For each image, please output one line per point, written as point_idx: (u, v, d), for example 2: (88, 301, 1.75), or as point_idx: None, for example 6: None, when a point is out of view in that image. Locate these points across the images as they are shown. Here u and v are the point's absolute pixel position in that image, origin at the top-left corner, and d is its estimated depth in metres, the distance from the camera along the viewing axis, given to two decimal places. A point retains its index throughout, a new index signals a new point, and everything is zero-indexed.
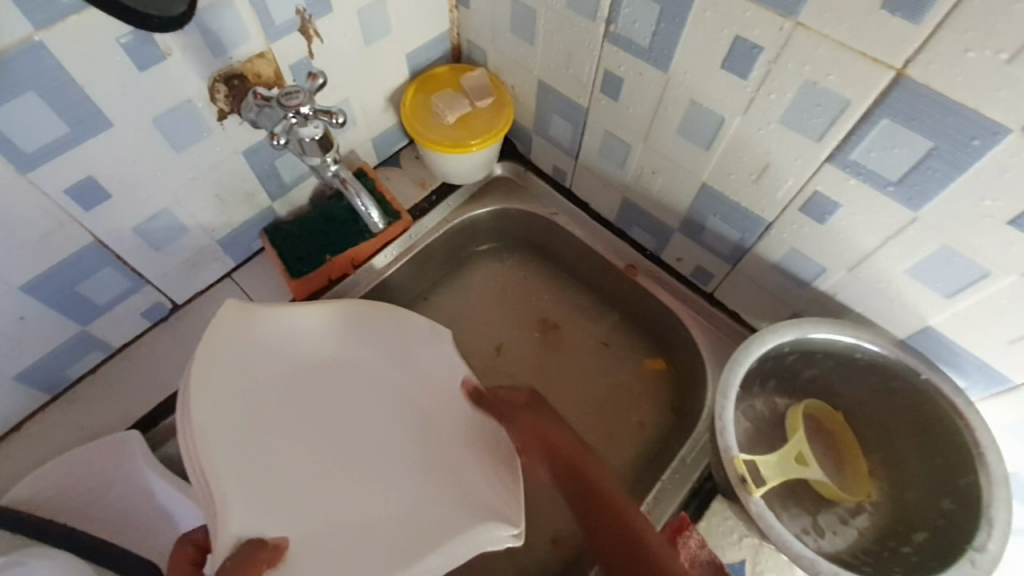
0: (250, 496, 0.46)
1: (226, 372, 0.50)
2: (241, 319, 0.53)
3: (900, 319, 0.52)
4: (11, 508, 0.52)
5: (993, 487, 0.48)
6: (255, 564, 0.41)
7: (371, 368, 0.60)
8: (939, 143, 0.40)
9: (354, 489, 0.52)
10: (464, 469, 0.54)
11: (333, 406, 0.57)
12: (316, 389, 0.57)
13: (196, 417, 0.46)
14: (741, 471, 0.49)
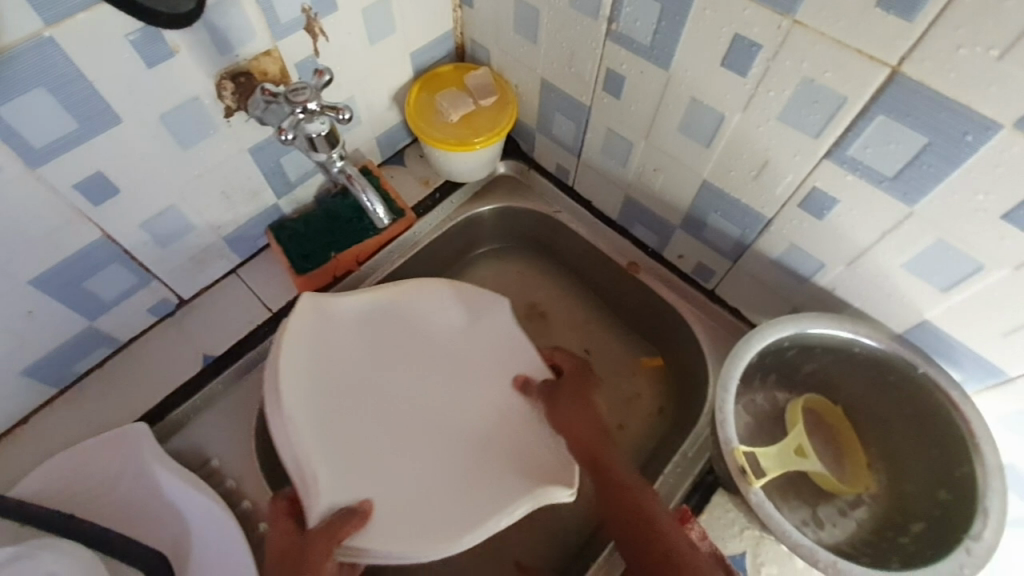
0: (338, 470, 0.56)
1: (302, 367, 0.59)
2: (312, 318, 0.61)
3: (897, 313, 0.53)
4: (18, 501, 0.53)
5: (989, 477, 0.48)
6: (344, 530, 0.51)
7: (435, 334, 0.66)
8: (933, 138, 0.41)
9: (427, 449, 0.59)
10: (518, 437, 0.60)
11: (405, 374, 0.63)
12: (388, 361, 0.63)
13: (285, 412, 0.55)
14: (741, 462, 0.50)
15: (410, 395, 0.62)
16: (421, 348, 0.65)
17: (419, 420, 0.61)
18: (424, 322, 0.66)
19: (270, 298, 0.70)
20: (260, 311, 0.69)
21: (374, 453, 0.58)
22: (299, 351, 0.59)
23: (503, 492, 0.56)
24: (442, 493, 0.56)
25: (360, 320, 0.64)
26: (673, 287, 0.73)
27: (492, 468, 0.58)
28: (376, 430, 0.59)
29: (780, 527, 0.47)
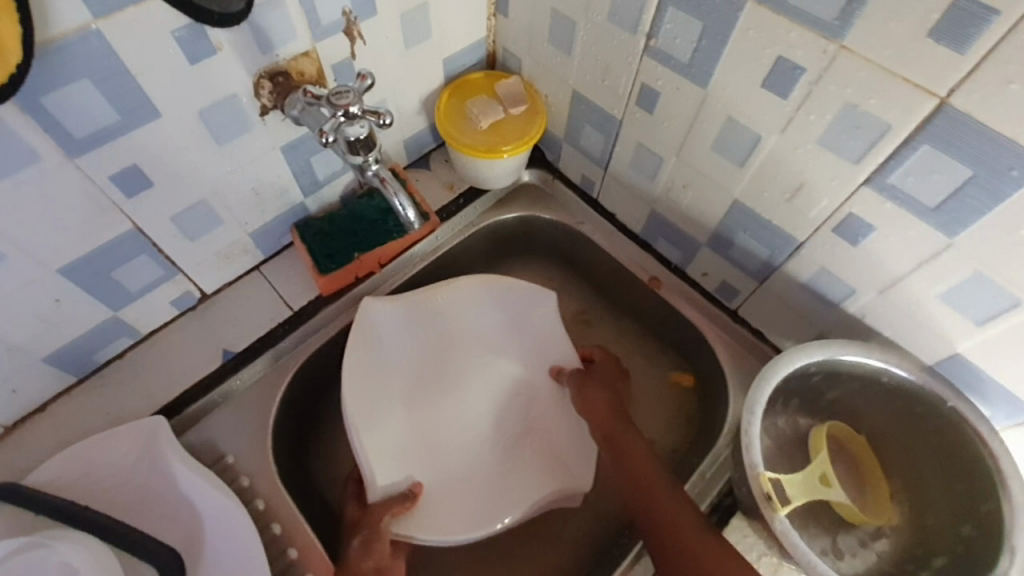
0: (392, 460, 0.63)
1: (360, 368, 0.65)
2: (369, 321, 0.66)
3: (927, 344, 0.52)
4: (35, 489, 0.53)
5: (1014, 515, 0.47)
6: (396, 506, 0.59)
7: (473, 333, 0.71)
8: (978, 170, 0.40)
9: (460, 443, 0.67)
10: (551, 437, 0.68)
11: (441, 370, 0.70)
12: (427, 357, 0.70)
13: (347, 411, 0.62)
14: (766, 488, 0.49)
15: (448, 389, 0.69)
16: (459, 345, 0.71)
17: (454, 413, 0.68)
18: (465, 322, 0.71)
19: (292, 296, 0.70)
20: (281, 308, 0.69)
21: (417, 445, 0.65)
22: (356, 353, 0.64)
23: (528, 487, 0.64)
24: (475, 485, 0.64)
25: (409, 317, 0.68)
26: (695, 304, 0.72)
27: (516, 461, 0.66)
28: (414, 423, 0.67)
29: (804, 554, 0.46)
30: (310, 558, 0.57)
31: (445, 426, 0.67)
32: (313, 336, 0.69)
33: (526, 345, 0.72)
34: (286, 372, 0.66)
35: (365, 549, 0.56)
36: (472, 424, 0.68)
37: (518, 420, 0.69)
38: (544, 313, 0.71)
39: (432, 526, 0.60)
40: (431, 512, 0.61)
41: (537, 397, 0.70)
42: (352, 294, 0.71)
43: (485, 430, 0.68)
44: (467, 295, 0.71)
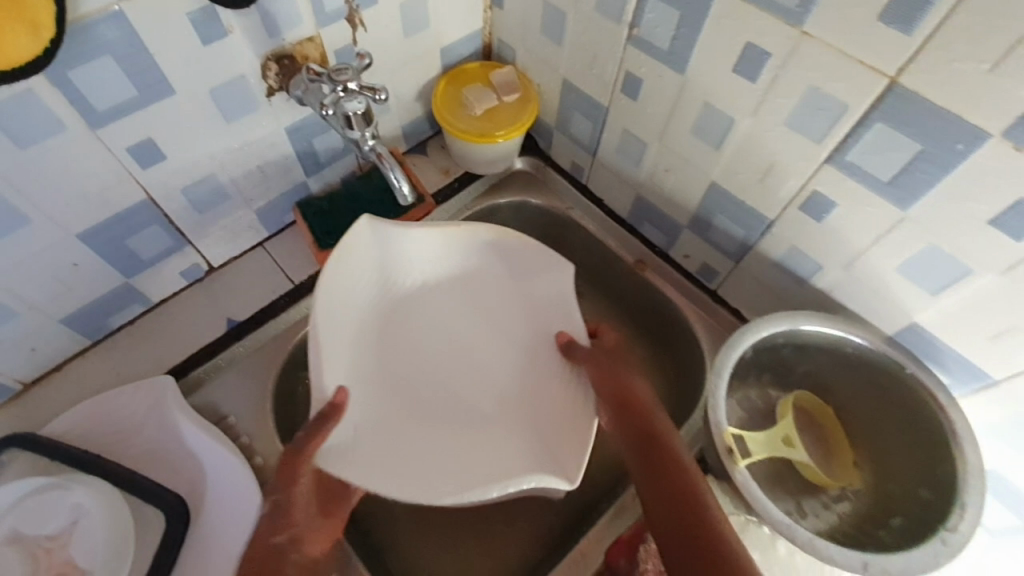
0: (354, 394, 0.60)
1: (341, 284, 0.60)
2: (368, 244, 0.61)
3: (887, 316, 0.55)
4: (52, 439, 0.58)
5: (967, 475, 0.50)
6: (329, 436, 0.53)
7: (438, 300, 0.70)
8: (927, 146, 0.44)
9: (423, 415, 0.65)
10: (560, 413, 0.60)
11: (404, 335, 0.68)
12: (389, 318, 0.67)
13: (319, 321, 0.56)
14: (729, 442, 0.52)
15: (412, 357, 0.68)
16: (427, 306, 0.69)
17: (415, 374, 0.67)
18: (434, 285, 0.69)
19: (294, 270, 0.74)
20: (284, 281, 0.73)
21: (382, 391, 0.64)
22: (341, 266, 0.60)
23: (509, 463, 0.58)
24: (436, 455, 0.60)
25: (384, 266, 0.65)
26: (677, 285, 0.76)
27: (488, 435, 0.63)
28: (380, 370, 0.65)
29: (765, 506, 0.49)
30: None
31: (410, 382, 0.66)
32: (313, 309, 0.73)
33: (516, 318, 0.68)
34: (286, 342, 0.70)
35: (274, 518, 0.51)
36: (433, 398, 0.66)
37: (494, 391, 0.67)
38: (547, 277, 0.66)
39: (381, 482, 0.54)
40: (381, 469, 0.56)
41: (526, 379, 0.66)
42: None
43: (447, 401, 0.66)
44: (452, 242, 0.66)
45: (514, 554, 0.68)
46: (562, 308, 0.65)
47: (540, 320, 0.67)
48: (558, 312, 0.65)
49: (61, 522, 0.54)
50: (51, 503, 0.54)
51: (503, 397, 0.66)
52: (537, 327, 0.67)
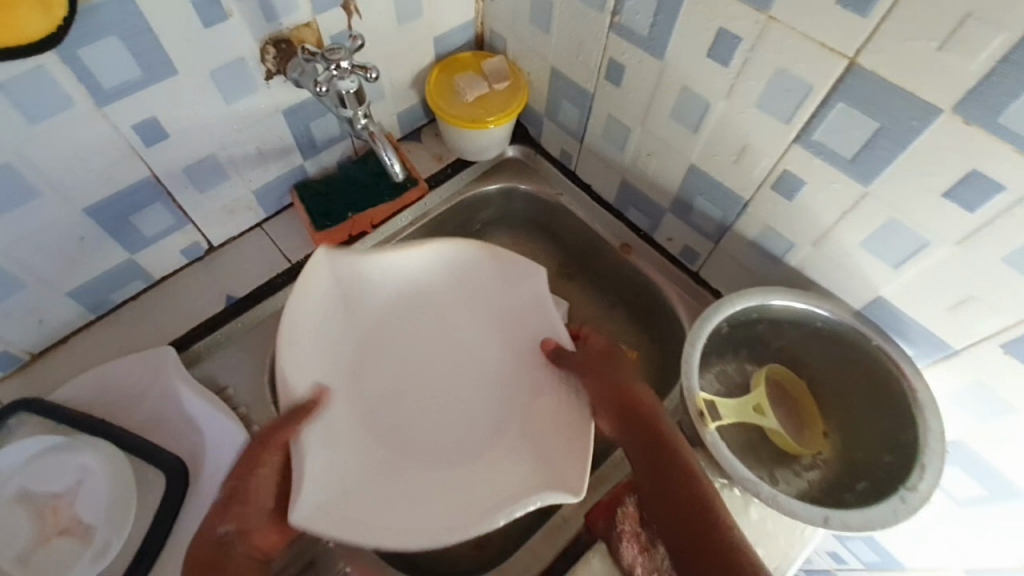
0: (340, 436, 0.60)
1: (310, 319, 0.62)
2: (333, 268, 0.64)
3: (855, 291, 0.58)
4: (60, 405, 0.61)
5: (928, 439, 0.53)
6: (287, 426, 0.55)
7: (410, 329, 0.69)
8: (884, 123, 0.46)
9: (418, 451, 0.63)
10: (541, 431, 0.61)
11: (378, 368, 0.67)
12: (360, 354, 0.66)
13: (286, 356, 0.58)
14: (700, 406, 0.55)
15: (407, 394, 0.67)
16: (413, 329, 0.69)
17: (405, 405, 0.66)
18: (405, 311, 0.69)
19: (291, 250, 0.76)
20: (281, 261, 0.76)
21: (372, 428, 0.63)
22: (307, 299, 0.61)
23: (511, 489, 0.56)
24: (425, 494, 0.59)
25: (358, 292, 0.66)
26: (661, 268, 0.78)
27: (479, 458, 0.62)
28: (369, 409, 0.64)
29: (733, 465, 0.52)
30: None
31: (402, 415, 0.65)
32: None
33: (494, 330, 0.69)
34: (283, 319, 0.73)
35: (226, 506, 0.52)
36: (418, 426, 0.65)
37: (481, 419, 0.65)
38: (524, 287, 0.68)
39: (368, 537, 0.52)
40: (367, 521, 0.54)
41: (514, 406, 0.65)
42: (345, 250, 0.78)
43: (430, 436, 0.64)
44: (417, 260, 0.67)
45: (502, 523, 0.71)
46: (541, 322, 0.67)
47: (518, 333, 0.68)
48: (537, 326, 0.67)
49: (66, 481, 0.56)
50: (58, 462, 0.57)
51: (491, 429, 0.64)
52: (518, 343, 0.68)
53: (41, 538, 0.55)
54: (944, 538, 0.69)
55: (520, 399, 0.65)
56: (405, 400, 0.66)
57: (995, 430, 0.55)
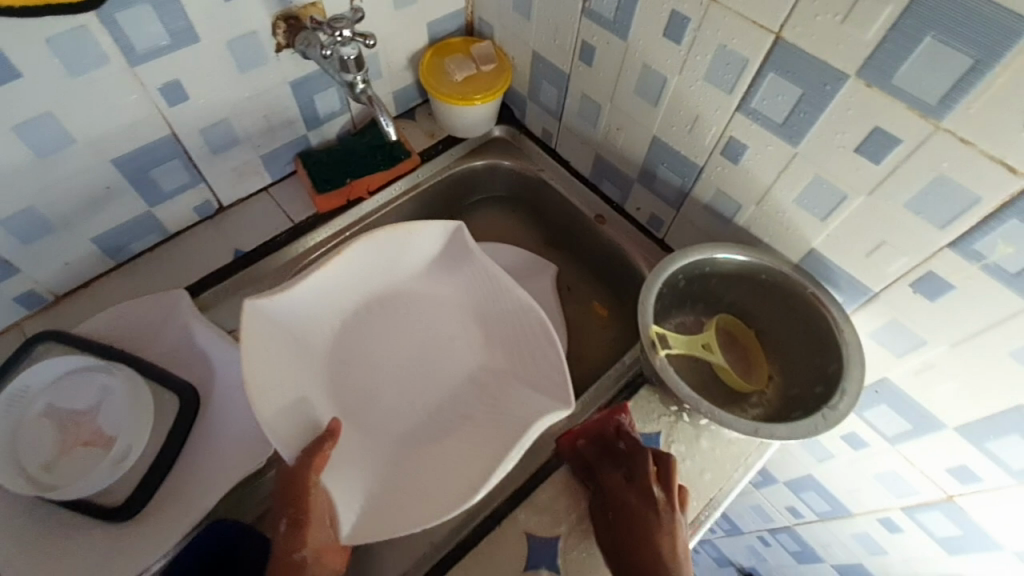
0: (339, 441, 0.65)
1: (274, 353, 0.62)
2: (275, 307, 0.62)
3: (792, 246, 0.66)
4: (85, 338, 0.68)
5: (849, 368, 0.61)
6: (321, 451, 0.57)
7: (356, 333, 0.73)
8: (806, 89, 0.54)
9: (406, 433, 0.69)
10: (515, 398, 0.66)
11: (338, 373, 0.71)
12: (313, 367, 0.68)
13: (258, 404, 0.57)
14: (652, 337, 0.63)
15: (374, 379, 0.72)
16: (380, 321, 0.74)
17: (374, 390, 0.72)
18: (348, 319, 0.72)
19: (294, 212, 0.84)
20: (285, 221, 0.83)
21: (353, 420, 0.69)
22: (267, 342, 0.61)
23: (509, 438, 0.60)
24: (426, 479, 0.63)
25: (315, 306, 0.67)
26: (630, 236, 0.86)
27: (466, 425, 0.68)
28: (342, 405, 0.69)
29: (679, 385, 0.60)
30: None
31: (377, 404, 0.71)
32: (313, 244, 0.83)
33: (452, 301, 0.75)
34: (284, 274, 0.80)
35: (294, 531, 0.54)
36: (394, 409, 0.71)
37: (456, 392, 0.72)
38: (464, 257, 0.70)
39: (402, 528, 0.56)
40: (395, 516, 0.58)
41: (485, 372, 0.72)
42: (343, 213, 0.85)
43: (409, 423, 0.70)
44: (362, 266, 0.68)
45: None
46: (494, 297, 0.70)
47: (473, 301, 0.74)
48: (485, 299, 0.71)
49: (89, 401, 0.64)
50: (83, 383, 0.64)
51: (468, 398, 0.71)
52: (473, 314, 0.74)
53: (64, 448, 0.62)
54: (879, 475, 0.76)
55: (495, 366, 0.72)
56: (376, 390, 0.72)
57: (910, 364, 0.62)
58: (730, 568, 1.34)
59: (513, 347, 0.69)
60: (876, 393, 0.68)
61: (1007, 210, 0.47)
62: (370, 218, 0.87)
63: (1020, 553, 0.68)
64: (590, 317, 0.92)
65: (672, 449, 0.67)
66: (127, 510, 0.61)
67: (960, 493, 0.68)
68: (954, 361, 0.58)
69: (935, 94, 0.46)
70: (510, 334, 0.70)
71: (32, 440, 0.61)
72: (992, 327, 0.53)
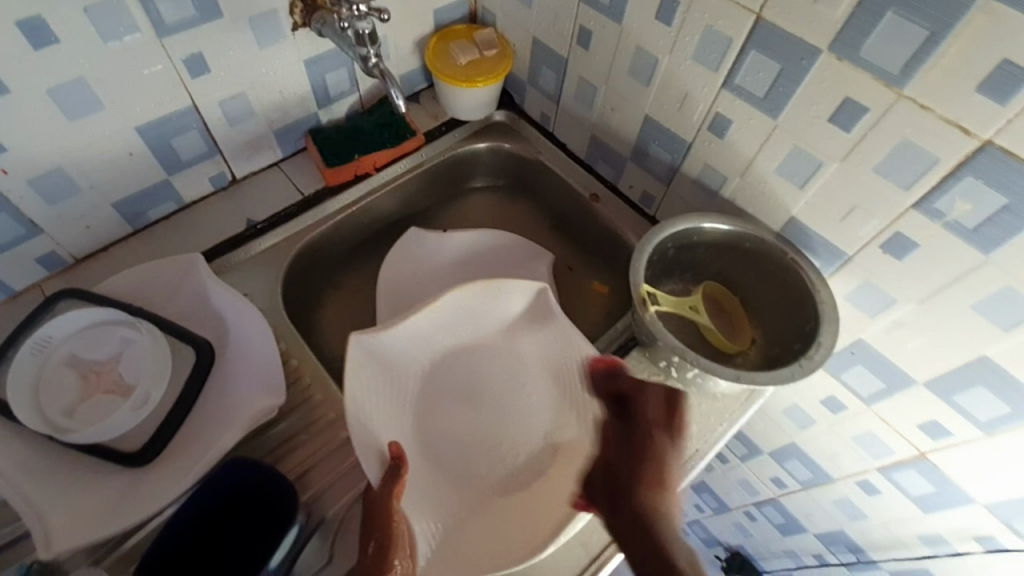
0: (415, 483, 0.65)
1: (372, 385, 0.65)
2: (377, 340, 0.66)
3: (774, 215, 0.71)
4: (104, 296, 0.71)
5: (824, 325, 0.66)
6: (397, 480, 0.56)
7: (443, 379, 0.74)
8: (783, 65, 0.59)
9: (474, 483, 0.68)
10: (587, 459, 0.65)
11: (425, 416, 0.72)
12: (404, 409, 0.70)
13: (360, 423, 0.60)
14: (643, 295, 0.68)
15: (449, 426, 0.72)
16: (457, 371, 0.74)
17: (449, 437, 0.71)
18: (437, 364, 0.74)
19: (304, 185, 0.88)
20: (295, 194, 0.87)
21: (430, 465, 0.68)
22: (367, 372, 0.65)
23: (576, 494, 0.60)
24: (496, 525, 0.63)
25: (404, 348, 0.70)
26: (623, 213, 0.91)
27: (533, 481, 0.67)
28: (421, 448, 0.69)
29: (667, 338, 0.65)
30: (307, 365, 0.76)
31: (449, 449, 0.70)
32: (323, 216, 0.88)
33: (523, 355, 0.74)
34: (295, 244, 0.85)
35: (380, 555, 0.53)
36: (465, 457, 0.70)
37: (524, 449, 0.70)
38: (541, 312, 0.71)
39: None
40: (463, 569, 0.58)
41: (562, 434, 0.69)
42: (351, 188, 0.90)
43: (481, 471, 0.69)
44: (449, 316, 0.71)
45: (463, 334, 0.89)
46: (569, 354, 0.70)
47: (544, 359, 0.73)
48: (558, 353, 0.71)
49: (110, 351, 0.67)
50: (104, 335, 0.68)
51: (542, 459, 0.68)
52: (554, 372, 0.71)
53: (86, 394, 0.65)
54: (856, 437, 0.81)
55: (573, 430, 0.68)
56: (450, 436, 0.71)
57: (882, 323, 0.67)
58: (719, 548, 1.38)
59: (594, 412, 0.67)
60: (852, 354, 0.73)
61: (963, 169, 0.52)
62: (377, 193, 0.92)
63: (989, 506, 0.72)
64: (585, 293, 0.96)
65: None
66: (143, 455, 0.64)
67: (931, 450, 0.73)
68: (922, 316, 0.63)
69: (897, 64, 0.51)
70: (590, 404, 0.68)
71: (54, 387, 0.65)
72: (954, 282, 0.58)
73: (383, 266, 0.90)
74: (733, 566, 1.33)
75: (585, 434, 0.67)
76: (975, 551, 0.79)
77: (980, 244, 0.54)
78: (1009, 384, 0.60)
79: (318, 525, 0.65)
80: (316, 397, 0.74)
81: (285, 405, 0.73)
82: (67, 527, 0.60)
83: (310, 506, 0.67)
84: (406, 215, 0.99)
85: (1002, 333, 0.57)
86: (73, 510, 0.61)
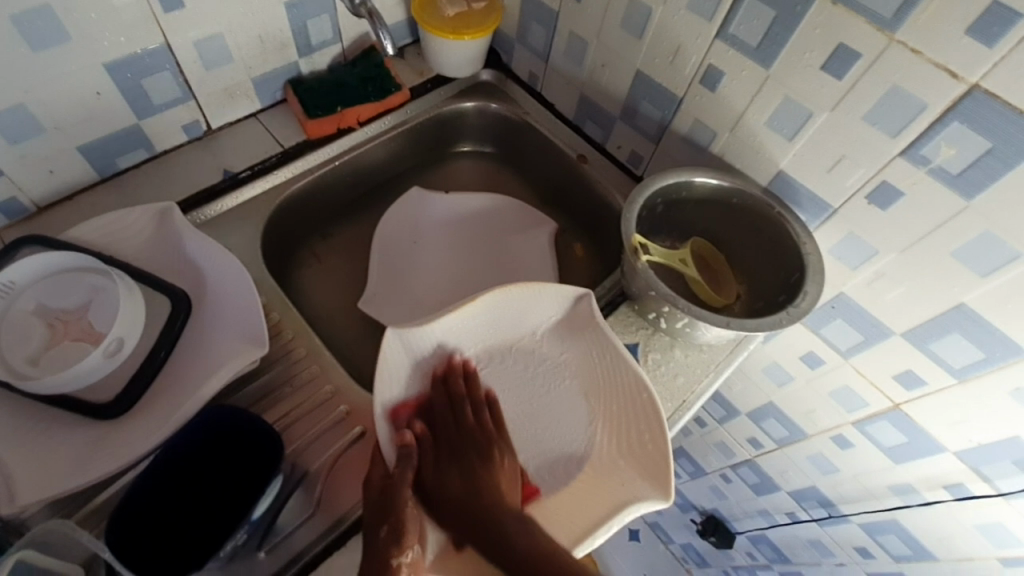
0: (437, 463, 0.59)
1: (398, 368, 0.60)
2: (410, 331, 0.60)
3: (764, 170, 0.71)
4: (69, 241, 0.67)
5: (809, 275, 0.67)
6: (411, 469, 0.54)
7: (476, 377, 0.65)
8: (779, 11, 0.60)
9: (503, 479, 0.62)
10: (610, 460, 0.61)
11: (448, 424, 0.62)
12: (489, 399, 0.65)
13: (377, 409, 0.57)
14: (634, 244, 0.68)
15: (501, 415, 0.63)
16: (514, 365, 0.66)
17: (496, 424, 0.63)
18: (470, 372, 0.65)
19: (283, 137, 0.85)
20: (274, 146, 0.84)
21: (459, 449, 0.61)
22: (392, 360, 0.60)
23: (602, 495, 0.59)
24: None
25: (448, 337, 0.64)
26: (610, 173, 0.91)
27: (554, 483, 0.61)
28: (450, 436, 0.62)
29: (656, 284, 0.66)
30: (289, 319, 0.74)
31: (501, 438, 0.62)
32: (302, 170, 0.85)
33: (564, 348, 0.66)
34: (275, 197, 0.82)
35: (395, 535, 0.50)
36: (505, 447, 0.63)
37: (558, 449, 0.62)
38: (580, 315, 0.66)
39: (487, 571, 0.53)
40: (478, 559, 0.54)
41: (595, 452, 0.62)
42: (333, 141, 0.87)
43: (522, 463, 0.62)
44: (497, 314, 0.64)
45: (455, 288, 0.89)
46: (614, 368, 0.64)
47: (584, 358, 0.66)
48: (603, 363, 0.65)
49: (77, 299, 0.64)
50: (70, 283, 0.64)
51: (566, 471, 0.62)
52: (587, 382, 0.65)
53: (52, 342, 0.62)
54: (831, 391, 0.84)
55: (608, 448, 0.62)
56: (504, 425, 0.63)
57: (864, 275, 0.69)
58: (694, 513, 1.42)
59: (632, 429, 0.62)
60: (832, 308, 0.75)
61: (949, 113, 0.53)
62: (360, 148, 0.89)
63: (959, 454, 0.75)
64: (572, 257, 0.96)
65: (650, 358, 0.73)
66: (114, 408, 0.61)
67: (905, 401, 0.75)
68: (902, 266, 0.65)
69: (890, 7, 0.52)
70: (619, 413, 0.63)
71: (18, 334, 0.61)
72: (935, 229, 0.60)
73: (380, 227, 0.91)
74: (708, 530, 1.37)
75: (620, 452, 0.61)
76: (943, 499, 0.82)
77: (963, 189, 0.56)
78: (983, 329, 0.62)
79: (302, 477, 0.63)
80: (299, 350, 0.72)
81: (266, 359, 0.71)
82: (33, 481, 0.57)
83: (294, 459, 0.64)
84: (392, 175, 0.97)
85: (980, 278, 0.59)
86: (40, 462, 0.58)
